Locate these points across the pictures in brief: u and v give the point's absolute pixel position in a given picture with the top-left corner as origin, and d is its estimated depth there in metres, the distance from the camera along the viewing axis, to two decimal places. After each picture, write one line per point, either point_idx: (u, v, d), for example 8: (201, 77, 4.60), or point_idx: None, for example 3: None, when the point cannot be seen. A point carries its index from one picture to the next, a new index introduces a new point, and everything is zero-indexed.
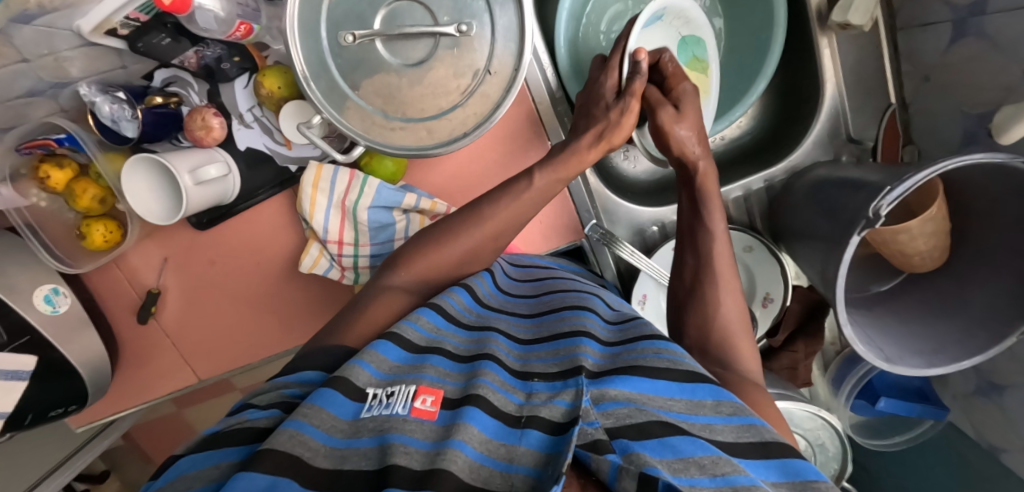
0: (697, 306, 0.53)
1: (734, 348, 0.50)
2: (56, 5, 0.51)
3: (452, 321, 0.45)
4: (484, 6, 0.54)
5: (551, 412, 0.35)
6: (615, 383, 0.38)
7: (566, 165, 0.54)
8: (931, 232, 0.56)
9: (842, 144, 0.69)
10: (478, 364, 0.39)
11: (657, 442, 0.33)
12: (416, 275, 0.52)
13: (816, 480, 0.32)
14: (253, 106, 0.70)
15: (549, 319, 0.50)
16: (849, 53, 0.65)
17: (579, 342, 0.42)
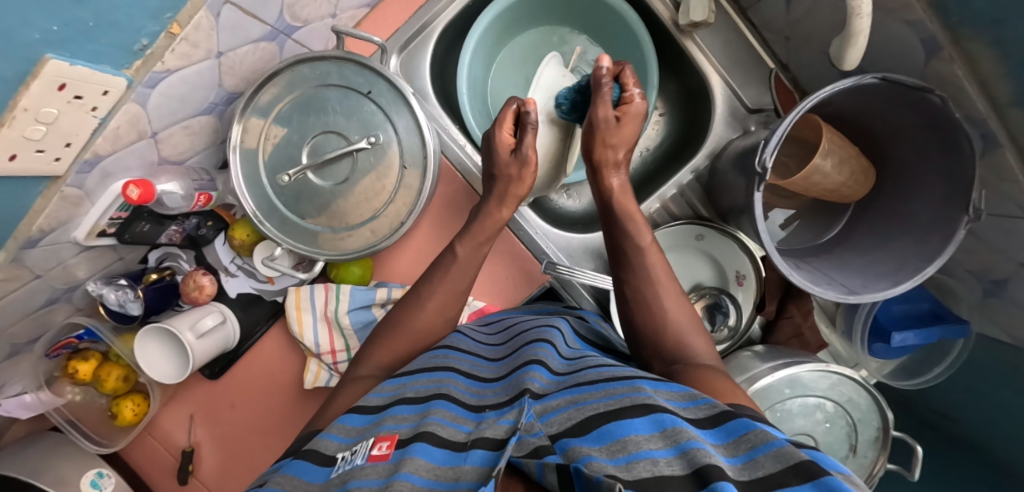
0: (642, 303, 0.57)
1: (692, 344, 0.53)
2: (54, 225, 0.58)
3: (418, 377, 0.53)
4: (384, 117, 0.64)
5: (496, 430, 0.39)
6: (558, 395, 0.44)
7: (481, 229, 0.67)
8: (838, 163, 0.60)
9: (746, 117, 0.74)
10: (431, 405, 0.45)
11: (596, 435, 0.36)
12: (379, 362, 0.61)
13: (750, 431, 0.35)
14: (235, 257, 0.81)
15: (511, 359, 0.56)
16: (714, 42, 0.73)
17: (529, 371, 0.49)
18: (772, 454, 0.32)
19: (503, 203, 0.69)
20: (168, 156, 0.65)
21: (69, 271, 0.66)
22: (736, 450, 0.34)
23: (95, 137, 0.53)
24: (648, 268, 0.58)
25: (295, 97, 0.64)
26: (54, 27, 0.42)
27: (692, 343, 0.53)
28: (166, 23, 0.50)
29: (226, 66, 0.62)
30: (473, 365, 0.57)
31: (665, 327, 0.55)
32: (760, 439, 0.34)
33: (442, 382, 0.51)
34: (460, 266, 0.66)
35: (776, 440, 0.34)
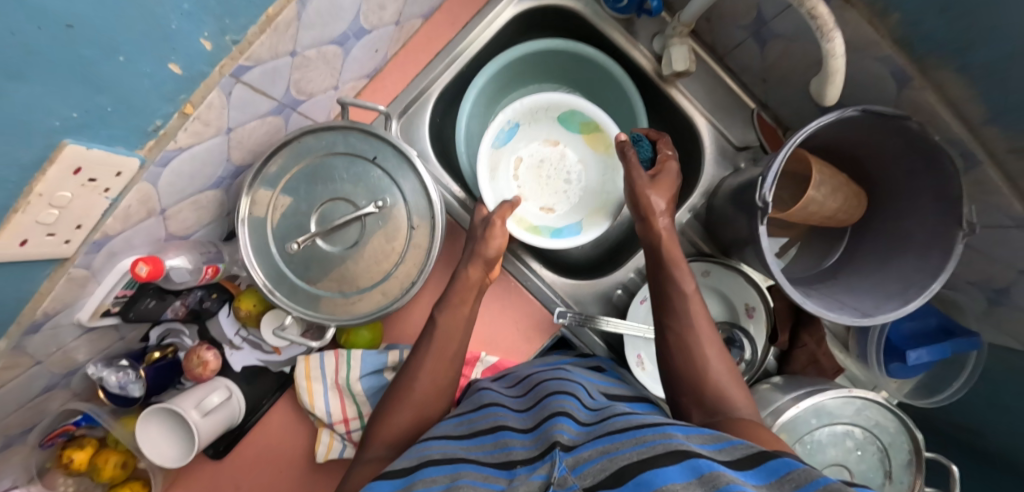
0: (680, 353, 0.56)
1: (730, 396, 0.53)
2: (58, 308, 0.57)
3: (441, 440, 0.51)
4: (391, 181, 0.66)
5: (530, 486, 0.38)
6: (589, 446, 0.42)
7: (461, 294, 0.68)
8: (831, 192, 0.62)
9: (735, 155, 0.77)
10: (459, 468, 0.43)
11: (634, 484, 0.35)
12: (387, 441, 0.58)
13: (790, 472, 0.34)
14: (239, 328, 0.79)
15: (535, 411, 0.55)
16: (696, 89, 0.77)
17: (556, 423, 0.48)
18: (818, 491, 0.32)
19: (478, 264, 0.69)
20: (175, 232, 0.65)
21: (69, 355, 0.65)
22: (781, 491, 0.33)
23: (106, 217, 0.54)
24: (685, 317, 0.58)
25: (302, 167, 0.66)
26: (73, 114, 0.44)
27: (733, 396, 0.53)
28: (179, 104, 0.52)
29: (235, 142, 0.63)
30: (496, 415, 0.56)
31: (705, 383, 0.54)
32: (805, 479, 0.33)
33: (470, 447, 0.49)
34: (446, 330, 0.65)
35: (823, 480, 0.33)
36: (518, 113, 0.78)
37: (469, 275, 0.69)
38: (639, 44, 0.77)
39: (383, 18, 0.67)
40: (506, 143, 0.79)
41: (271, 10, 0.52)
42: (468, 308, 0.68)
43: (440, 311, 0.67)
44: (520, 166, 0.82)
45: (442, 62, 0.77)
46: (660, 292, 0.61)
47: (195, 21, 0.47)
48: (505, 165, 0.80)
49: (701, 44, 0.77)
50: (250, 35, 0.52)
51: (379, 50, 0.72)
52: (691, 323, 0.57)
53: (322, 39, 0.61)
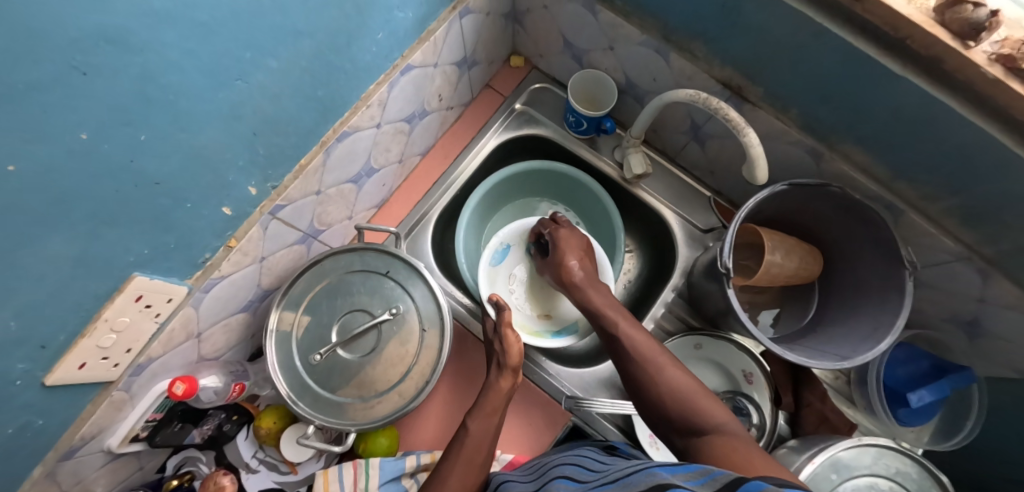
0: (637, 381, 0.60)
1: (704, 414, 0.54)
2: (94, 432, 0.61)
3: None
4: (402, 290, 0.74)
5: None
6: None
7: (490, 402, 0.70)
8: (786, 254, 0.71)
9: (702, 236, 0.88)
10: None
11: None
12: None
13: None
14: (256, 450, 0.80)
15: (544, 480, 0.58)
16: (657, 186, 0.90)
17: (558, 487, 0.51)
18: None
19: (506, 373, 0.72)
20: (207, 355, 0.71)
21: (88, 488, 0.67)
22: None
23: (151, 341, 0.61)
24: (630, 348, 0.63)
25: (323, 285, 0.74)
26: (145, 249, 0.54)
27: (706, 407, 0.54)
28: (226, 238, 0.62)
29: (266, 268, 0.72)
30: (512, 489, 0.59)
31: (671, 397, 0.56)
32: None
33: None
34: (476, 438, 0.66)
35: None
36: (507, 236, 0.88)
37: (500, 385, 0.72)
38: (603, 156, 0.92)
39: (389, 158, 0.82)
40: (500, 262, 0.88)
41: (304, 160, 0.66)
42: (496, 414, 0.69)
43: (471, 417, 0.69)
44: (514, 282, 0.90)
45: (440, 189, 0.91)
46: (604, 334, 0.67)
47: (246, 172, 0.60)
48: (501, 281, 0.89)
49: (654, 150, 0.92)
50: (286, 180, 0.65)
51: (386, 184, 0.86)
52: (630, 356, 0.62)
53: (342, 179, 0.74)
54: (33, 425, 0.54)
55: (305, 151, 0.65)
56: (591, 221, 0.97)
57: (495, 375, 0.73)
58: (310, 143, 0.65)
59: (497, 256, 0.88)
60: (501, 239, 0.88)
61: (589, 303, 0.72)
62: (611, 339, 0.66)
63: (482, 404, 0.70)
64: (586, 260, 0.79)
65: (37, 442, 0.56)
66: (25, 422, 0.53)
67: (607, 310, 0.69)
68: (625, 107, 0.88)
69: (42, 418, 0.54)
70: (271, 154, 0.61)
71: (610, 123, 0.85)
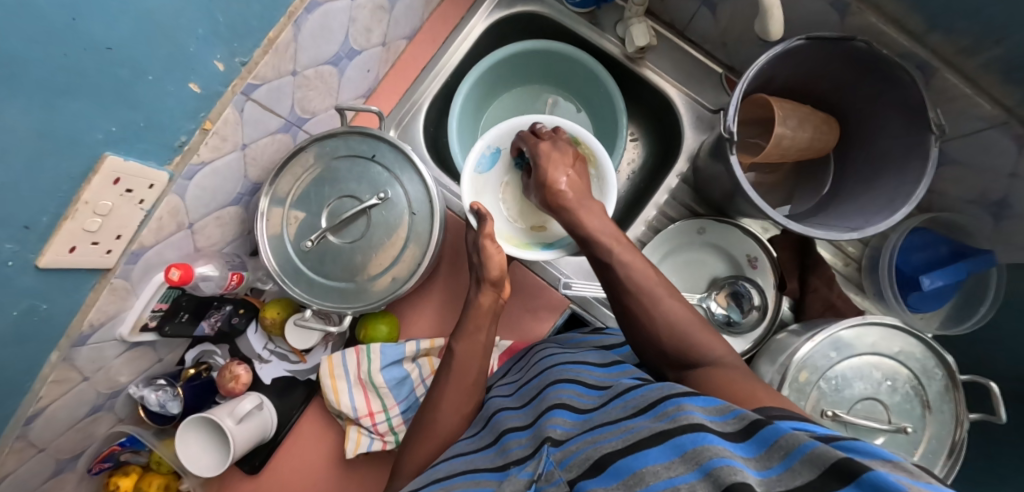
0: (638, 312, 0.55)
1: (707, 348, 0.51)
2: (103, 320, 0.63)
3: (452, 459, 0.55)
4: (390, 175, 0.71)
5: (517, 483, 0.43)
6: (578, 438, 0.44)
7: (476, 322, 0.69)
8: (798, 124, 0.65)
9: (711, 117, 0.81)
10: (462, 479, 0.49)
11: (613, 471, 0.37)
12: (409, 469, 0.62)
13: (779, 438, 0.33)
14: (267, 342, 0.83)
15: (535, 404, 0.57)
16: (665, 63, 0.83)
17: (551, 417, 0.50)
18: (799, 458, 0.30)
19: (487, 288, 0.71)
20: (203, 246, 0.71)
21: (113, 376, 0.69)
22: (770, 462, 0.32)
23: (141, 228, 0.60)
24: (628, 277, 0.57)
25: (310, 174, 0.72)
26: (113, 128, 0.51)
27: (706, 341, 0.51)
28: (200, 121, 0.60)
29: (250, 157, 0.70)
30: (501, 420, 0.58)
31: (674, 332, 0.53)
32: (789, 444, 0.32)
33: (473, 459, 0.53)
34: (463, 358, 0.67)
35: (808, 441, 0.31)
36: (497, 138, 0.78)
37: (482, 301, 0.71)
38: (605, 33, 0.84)
39: (371, 40, 0.76)
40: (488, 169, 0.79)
41: (272, 33, 0.61)
42: (483, 333, 0.69)
43: (456, 338, 0.69)
44: (506, 190, 0.81)
45: (429, 76, 0.85)
46: (598, 261, 0.61)
47: (208, 44, 0.55)
48: (491, 190, 0.80)
49: (661, 23, 0.84)
50: (256, 56, 0.61)
51: (371, 70, 0.81)
52: (626, 286, 0.57)
53: (319, 59, 0.69)
54: (39, 310, 0.55)
55: (272, 23, 0.60)
56: (593, 108, 0.91)
57: (479, 291, 0.71)
58: (275, 14, 0.60)
59: (484, 161, 0.78)
60: (488, 142, 0.77)
61: (575, 225, 0.64)
62: (603, 269, 0.60)
63: (466, 323, 0.70)
64: (579, 175, 0.70)
65: (48, 328, 0.57)
66: (29, 306, 0.54)
67: (597, 234, 0.62)
68: None
69: (46, 302, 0.55)
70: (232, 24, 0.56)
71: None
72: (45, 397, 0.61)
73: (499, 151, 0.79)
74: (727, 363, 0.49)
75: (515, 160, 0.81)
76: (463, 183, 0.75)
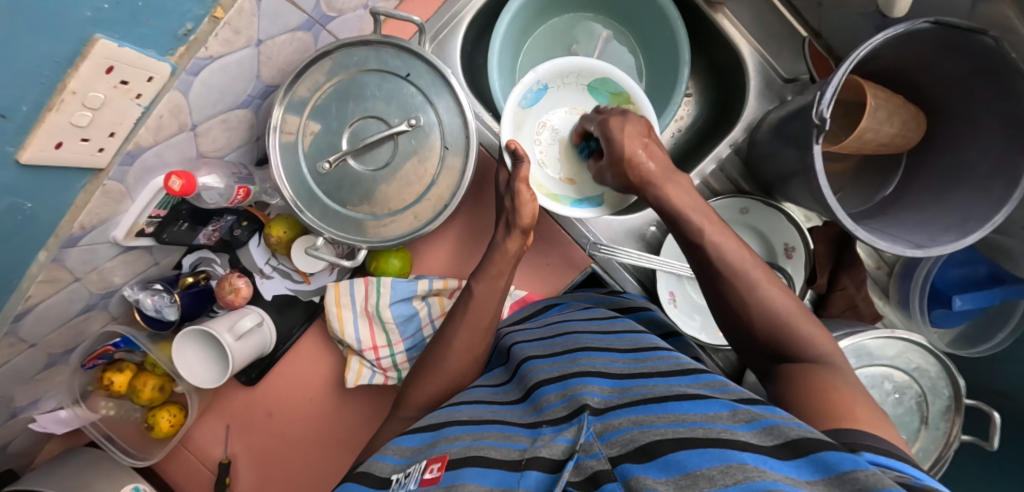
0: (732, 302, 0.51)
1: (808, 346, 0.46)
2: (95, 223, 0.57)
3: (473, 403, 0.56)
4: (424, 99, 0.62)
5: (553, 450, 0.41)
6: (620, 413, 0.43)
7: (497, 264, 0.65)
8: (887, 117, 0.59)
9: (781, 87, 0.73)
10: (486, 428, 0.48)
11: (662, 463, 0.34)
12: (419, 402, 0.63)
13: (849, 472, 0.30)
14: (270, 257, 0.79)
15: (564, 361, 0.56)
16: (744, 14, 0.73)
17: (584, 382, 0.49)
18: None
19: (515, 235, 0.66)
20: (206, 151, 0.64)
21: (106, 276, 0.66)
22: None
23: (138, 127, 0.52)
24: (720, 257, 0.52)
25: (334, 84, 0.62)
26: (104, 4, 0.41)
27: (806, 333, 0.47)
28: (210, 7, 0.49)
29: (265, 56, 0.61)
30: (530, 371, 0.57)
31: (774, 323, 0.48)
32: (864, 482, 0.28)
33: (497, 410, 0.53)
34: (481, 299, 0.65)
35: (887, 486, 0.28)
36: (548, 74, 0.71)
37: (508, 247, 0.66)
38: None
39: None
40: (532, 105, 0.72)
41: None
42: (504, 278, 0.66)
43: (477, 279, 0.66)
44: (546, 133, 0.75)
45: None
46: (683, 233, 0.56)
47: None
48: (530, 128, 0.73)
49: None
50: None
51: None
52: (715, 266, 0.52)
53: None
54: (22, 209, 0.49)
55: None
56: (650, 52, 0.82)
57: (504, 236, 0.66)
58: None
59: (528, 95, 0.71)
60: (539, 76, 0.70)
61: (665, 203, 0.58)
62: (697, 252, 0.55)
63: (487, 264, 0.66)
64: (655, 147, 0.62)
65: (33, 227, 0.51)
66: (12, 204, 0.47)
67: (688, 211, 0.56)
68: None
69: (31, 201, 0.49)
70: None
71: None
72: (34, 295, 0.58)
73: (547, 88, 0.72)
74: (829, 362, 0.45)
75: (561, 101, 0.74)
76: (504, 116, 0.69)
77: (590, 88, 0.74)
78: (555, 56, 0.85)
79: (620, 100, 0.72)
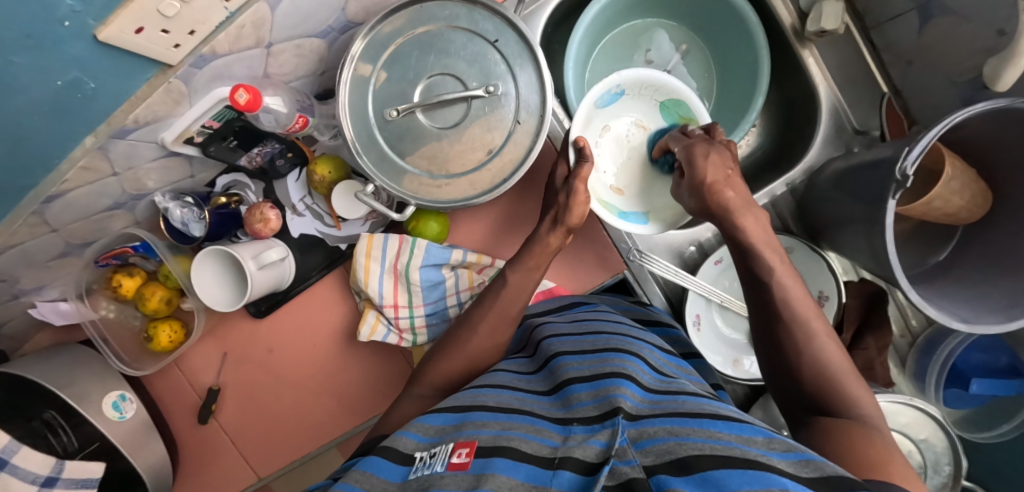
0: (787, 345, 0.51)
1: (850, 403, 0.47)
2: (149, 120, 0.55)
3: (499, 390, 0.55)
4: (506, 69, 0.60)
5: (586, 452, 0.39)
6: (655, 422, 0.42)
7: (535, 255, 0.65)
8: (960, 188, 0.58)
9: (851, 137, 0.72)
10: (515, 417, 0.48)
11: (699, 477, 0.34)
12: (436, 383, 0.60)
13: None
14: (305, 196, 0.78)
15: (597, 360, 0.55)
16: (832, 56, 0.72)
17: (619, 385, 0.48)
18: None
19: (559, 231, 0.65)
20: (273, 73, 0.62)
21: (141, 177, 0.64)
22: None
23: (218, 31, 0.50)
24: (781, 297, 0.53)
25: (417, 32, 0.60)
26: None
27: (849, 391, 0.47)
28: None
29: None
30: (561, 366, 0.56)
31: (822, 373, 0.49)
32: None
33: (526, 400, 0.52)
34: (514, 288, 0.64)
35: None
36: (630, 80, 0.71)
37: (549, 241, 0.65)
38: None
39: None
40: (605, 106, 0.72)
41: None
42: (539, 271, 0.65)
43: (513, 267, 0.65)
44: (608, 136, 0.74)
45: None
46: (748, 260, 0.56)
47: None
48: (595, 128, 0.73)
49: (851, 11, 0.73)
50: None
51: None
52: (777, 304, 0.53)
53: None
54: (84, 88, 0.47)
55: None
56: (726, 73, 0.81)
57: (550, 230, 0.66)
58: None
59: (604, 96, 0.71)
60: (621, 80, 0.70)
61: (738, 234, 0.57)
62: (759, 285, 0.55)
63: (525, 254, 0.65)
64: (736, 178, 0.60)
65: (89, 109, 0.49)
66: (76, 79, 0.45)
67: (763, 248, 0.56)
68: None
69: (94, 82, 0.47)
70: None
71: None
72: (71, 180, 0.56)
73: (623, 94, 0.72)
74: (869, 421, 0.45)
75: (631, 110, 0.74)
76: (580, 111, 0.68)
77: (663, 105, 0.73)
78: (630, 57, 0.84)
79: (690, 126, 0.72)
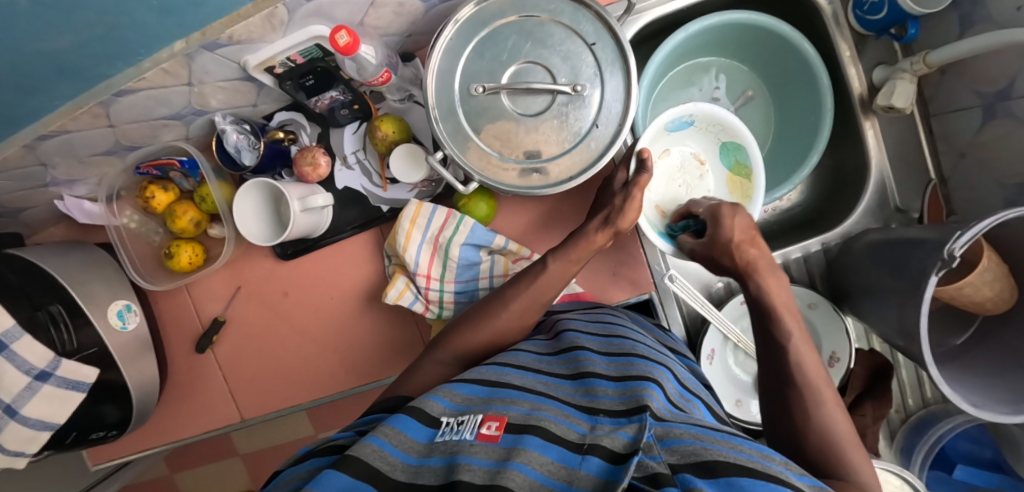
0: (793, 408, 0.51)
1: (853, 470, 0.46)
2: (242, 39, 0.55)
3: (523, 371, 0.55)
4: (596, 72, 0.62)
5: (614, 442, 0.40)
6: (680, 424, 0.42)
7: (578, 249, 0.65)
8: (992, 281, 0.61)
9: (891, 213, 0.76)
10: (542, 401, 0.48)
11: (724, 482, 0.35)
12: (457, 351, 0.61)
13: None
14: (357, 150, 0.77)
15: (623, 363, 0.55)
16: (891, 132, 0.75)
17: (645, 386, 0.48)
18: None
19: (607, 231, 0.66)
20: (369, 22, 0.62)
21: (207, 95, 0.63)
22: None
23: None
24: (793, 360, 0.53)
25: (519, 18, 0.61)
26: None
27: (851, 460, 0.47)
28: None
29: None
30: (583, 358, 0.56)
31: (826, 441, 0.49)
32: None
33: (552, 385, 0.52)
34: (553, 276, 0.64)
35: None
36: (702, 113, 0.74)
37: (595, 238, 0.66)
38: (859, 66, 0.75)
39: None
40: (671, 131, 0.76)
41: None
42: (578, 266, 0.66)
43: (555, 256, 0.65)
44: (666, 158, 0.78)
45: None
46: (762, 320, 0.57)
47: None
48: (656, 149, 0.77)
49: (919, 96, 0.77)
50: None
51: None
52: (790, 367, 0.53)
53: None
54: None
55: None
56: (783, 126, 0.84)
57: (599, 228, 0.66)
58: None
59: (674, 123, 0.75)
60: (694, 111, 0.73)
61: (761, 297, 0.58)
62: (773, 349, 0.55)
63: (569, 245, 0.66)
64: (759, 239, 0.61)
65: (193, 14, 0.49)
66: None
67: (783, 313, 0.56)
68: (941, 28, 0.72)
69: None
70: None
71: (913, 30, 0.72)
72: (148, 80, 0.55)
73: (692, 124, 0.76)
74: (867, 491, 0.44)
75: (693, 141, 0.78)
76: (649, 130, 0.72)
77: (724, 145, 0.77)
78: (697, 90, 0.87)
79: (742, 172, 0.75)
